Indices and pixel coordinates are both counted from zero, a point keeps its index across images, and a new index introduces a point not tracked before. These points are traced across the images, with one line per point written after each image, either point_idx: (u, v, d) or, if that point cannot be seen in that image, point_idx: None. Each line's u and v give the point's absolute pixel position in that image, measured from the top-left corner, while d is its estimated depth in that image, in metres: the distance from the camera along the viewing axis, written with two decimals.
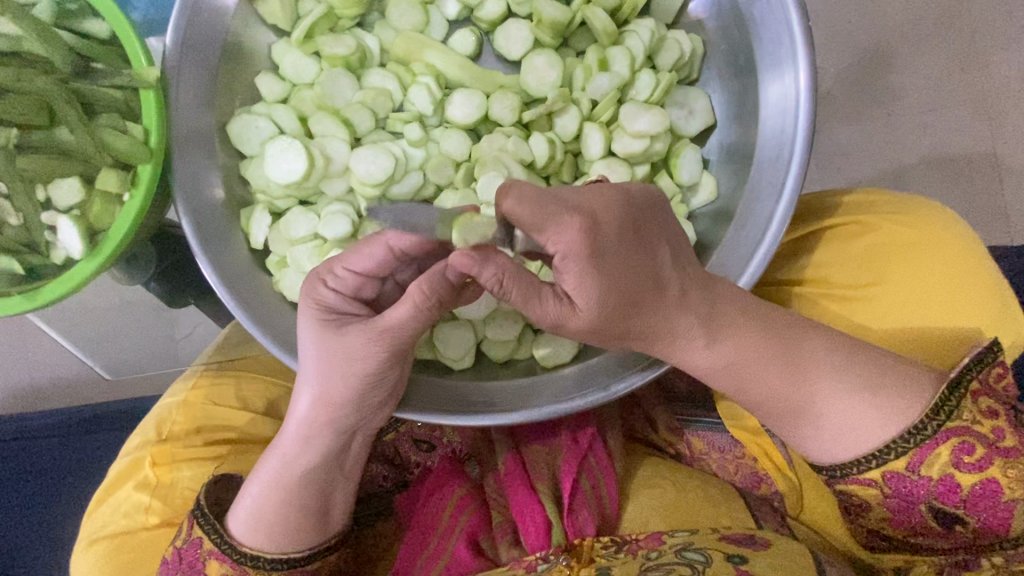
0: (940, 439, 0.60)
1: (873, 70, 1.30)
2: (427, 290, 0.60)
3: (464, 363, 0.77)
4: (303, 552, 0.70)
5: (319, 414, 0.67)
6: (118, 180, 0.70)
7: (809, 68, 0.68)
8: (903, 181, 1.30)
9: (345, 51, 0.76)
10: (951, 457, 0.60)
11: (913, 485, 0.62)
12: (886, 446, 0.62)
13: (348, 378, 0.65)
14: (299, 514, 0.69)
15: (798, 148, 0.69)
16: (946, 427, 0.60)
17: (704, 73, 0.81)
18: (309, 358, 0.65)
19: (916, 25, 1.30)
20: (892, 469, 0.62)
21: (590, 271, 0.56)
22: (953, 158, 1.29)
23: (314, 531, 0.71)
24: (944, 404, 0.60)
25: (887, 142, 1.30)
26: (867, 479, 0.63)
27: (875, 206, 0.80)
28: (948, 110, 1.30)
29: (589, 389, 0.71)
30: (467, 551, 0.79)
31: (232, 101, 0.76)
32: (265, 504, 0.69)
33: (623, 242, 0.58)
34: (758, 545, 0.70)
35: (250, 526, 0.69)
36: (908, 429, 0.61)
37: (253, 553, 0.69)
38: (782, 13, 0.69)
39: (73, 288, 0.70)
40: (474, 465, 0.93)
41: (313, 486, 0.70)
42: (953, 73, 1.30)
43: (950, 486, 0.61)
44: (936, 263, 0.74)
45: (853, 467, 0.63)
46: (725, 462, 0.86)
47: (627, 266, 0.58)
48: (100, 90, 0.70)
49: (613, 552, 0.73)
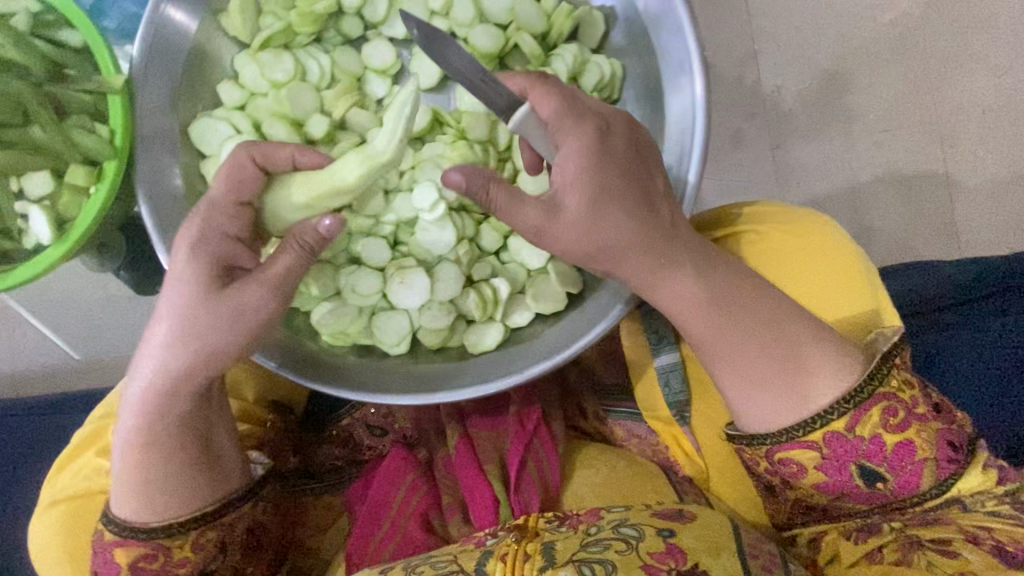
0: (874, 403, 0.72)
1: (832, 91, 1.40)
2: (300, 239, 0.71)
3: (400, 348, 0.84)
4: (210, 505, 0.75)
5: (158, 387, 0.70)
6: (87, 174, 0.78)
7: (704, 91, 0.77)
8: (857, 197, 1.39)
9: (283, 75, 0.84)
10: (880, 419, 0.72)
11: (848, 444, 0.73)
12: (831, 407, 0.72)
13: (185, 346, 0.69)
14: (182, 486, 0.73)
15: (693, 166, 0.78)
16: (879, 390, 0.72)
17: (624, 93, 0.88)
18: (166, 300, 0.69)
19: (874, 51, 1.40)
20: (833, 429, 0.73)
21: (589, 177, 0.69)
22: (903, 176, 1.39)
23: (204, 484, 0.74)
24: (878, 373, 0.73)
25: (843, 160, 1.40)
26: (809, 442, 0.74)
27: (767, 215, 0.87)
28: (899, 131, 1.40)
29: (503, 372, 0.80)
30: (419, 529, 0.92)
31: (194, 106, 0.84)
32: (141, 478, 0.72)
33: (620, 164, 0.71)
34: (685, 519, 0.81)
35: (135, 501, 0.72)
36: (850, 392, 0.72)
37: (158, 525, 0.72)
38: (681, 42, 0.77)
39: (40, 272, 0.77)
40: (422, 450, 1.04)
41: (189, 444, 0.73)
42: (907, 96, 1.40)
43: (877, 445, 0.73)
44: (816, 268, 0.83)
45: (798, 430, 0.73)
46: (645, 448, 0.97)
47: (625, 182, 0.71)
48: (69, 94, 0.78)
49: (556, 526, 0.82)
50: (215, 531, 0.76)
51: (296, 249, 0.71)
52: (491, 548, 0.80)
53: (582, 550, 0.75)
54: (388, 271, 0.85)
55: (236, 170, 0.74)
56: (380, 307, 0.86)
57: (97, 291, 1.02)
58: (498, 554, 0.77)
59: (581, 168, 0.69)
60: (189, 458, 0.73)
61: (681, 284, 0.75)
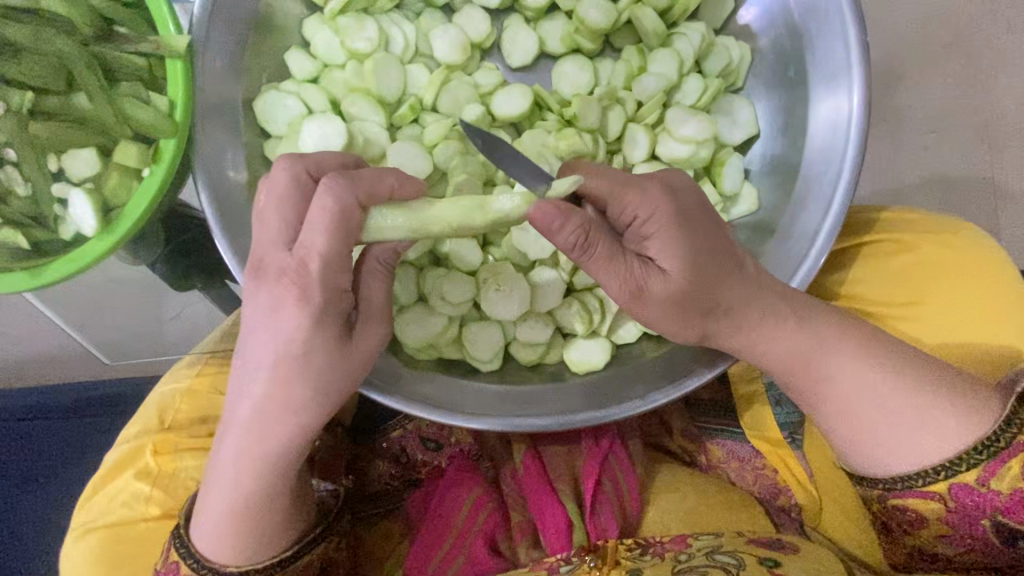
0: (1013, 452, 0.58)
1: (881, 90, 1.20)
2: (377, 259, 0.61)
3: (492, 364, 0.74)
4: (289, 548, 0.68)
5: (260, 432, 0.61)
6: (140, 154, 0.66)
7: (864, 86, 0.67)
8: (901, 202, 1.20)
9: (366, 45, 0.72)
10: (1022, 471, 0.57)
11: (982, 499, 0.59)
12: (959, 457, 0.59)
13: (302, 398, 0.59)
14: (266, 531, 0.66)
15: (848, 164, 0.67)
16: (1019, 439, 0.57)
17: (749, 81, 0.78)
18: (278, 338, 0.56)
19: (929, 42, 1.20)
20: (962, 481, 0.59)
21: (675, 236, 0.57)
22: (945, 180, 1.20)
23: (289, 526, 0.68)
24: (1019, 416, 0.58)
25: (890, 161, 1.20)
26: (930, 492, 0.61)
27: (905, 224, 0.81)
28: (949, 133, 1.20)
29: (622, 399, 0.69)
30: (484, 550, 0.77)
31: (258, 77, 0.72)
32: (228, 521, 0.65)
33: (698, 215, 0.59)
34: (785, 548, 0.70)
35: (216, 542, 0.65)
36: (983, 439, 0.58)
37: (240, 569, 0.66)
38: (840, 27, 0.67)
39: (79, 268, 0.66)
40: (486, 462, 0.90)
41: (279, 493, 0.65)
42: (955, 97, 1.20)
43: (1020, 501, 0.58)
44: (970, 282, 0.75)
45: (918, 479, 0.61)
46: (745, 473, 0.85)
47: (707, 235, 0.58)
48: (121, 55, 0.66)
49: (639, 555, 0.72)
50: None
51: (382, 276, 0.62)
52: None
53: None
54: (482, 276, 0.74)
55: (338, 219, 0.52)
56: (470, 318, 0.76)
57: (97, 275, 0.90)
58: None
59: (670, 232, 0.56)
60: (283, 501, 0.66)
61: (794, 333, 0.63)
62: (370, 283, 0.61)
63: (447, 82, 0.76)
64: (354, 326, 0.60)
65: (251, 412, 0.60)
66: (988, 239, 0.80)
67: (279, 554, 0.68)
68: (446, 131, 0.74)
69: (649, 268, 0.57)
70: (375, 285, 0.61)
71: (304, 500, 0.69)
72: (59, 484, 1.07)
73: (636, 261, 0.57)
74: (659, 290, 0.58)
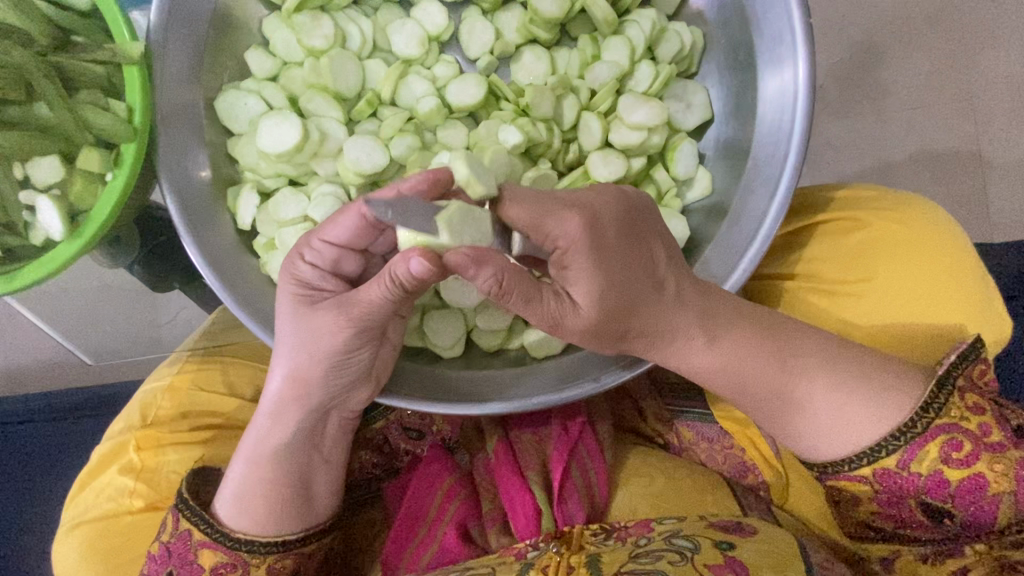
0: (930, 436, 0.60)
1: (861, 67, 1.20)
2: (390, 273, 0.55)
3: (455, 351, 0.76)
4: (297, 533, 0.71)
5: (290, 397, 0.67)
6: (101, 159, 0.68)
7: (809, 64, 0.67)
8: (886, 178, 1.20)
9: (323, 42, 0.74)
10: (940, 454, 0.60)
11: (904, 481, 0.62)
12: (878, 444, 0.61)
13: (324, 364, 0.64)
14: (283, 496, 0.69)
15: (794, 144, 0.68)
16: (936, 423, 0.60)
17: (703, 66, 0.81)
18: (299, 308, 0.63)
19: (908, 18, 1.20)
20: (884, 466, 0.62)
21: (596, 256, 0.56)
22: (929, 156, 1.20)
23: (297, 506, 0.70)
24: (933, 402, 0.61)
25: (870, 139, 1.20)
26: (858, 476, 0.63)
27: (861, 202, 0.82)
28: (933, 108, 1.20)
29: (580, 379, 0.70)
30: (455, 538, 0.76)
31: (219, 77, 0.74)
32: (250, 483, 0.69)
33: (621, 230, 0.58)
34: (745, 531, 0.67)
35: (234, 506, 0.69)
36: (900, 427, 0.61)
37: (246, 538, 0.68)
38: (783, 7, 0.68)
39: (54, 271, 0.69)
40: (463, 454, 0.88)
41: (294, 461, 0.70)
42: (940, 71, 1.20)
43: (938, 482, 0.61)
44: (922, 257, 0.76)
45: (844, 464, 0.63)
46: (713, 453, 0.85)
47: (630, 251, 0.58)
48: (80, 65, 0.68)
49: (603, 539, 0.70)
50: (290, 559, 0.71)
51: (384, 287, 0.57)
52: (531, 562, 0.67)
53: (630, 562, 0.64)
54: None
55: (360, 221, 0.60)
56: (431, 307, 0.78)
57: (93, 280, 0.86)
58: (538, 568, 0.66)
59: (589, 246, 0.56)
60: (298, 468, 0.70)
61: (725, 329, 0.63)
62: (374, 287, 0.58)
63: (405, 76, 0.78)
64: (352, 319, 0.61)
65: (278, 381, 0.67)
66: (944, 214, 0.81)
67: (283, 536, 0.70)
68: (403, 124, 0.76)
69: (563, 299, 0.57)
70: (376, 290, 0.58)
71: (316, 489, 0.72)
72: (52, 482, 1.10)
73: (552, 295, 0.57)
74: (571, 321, 0.58)
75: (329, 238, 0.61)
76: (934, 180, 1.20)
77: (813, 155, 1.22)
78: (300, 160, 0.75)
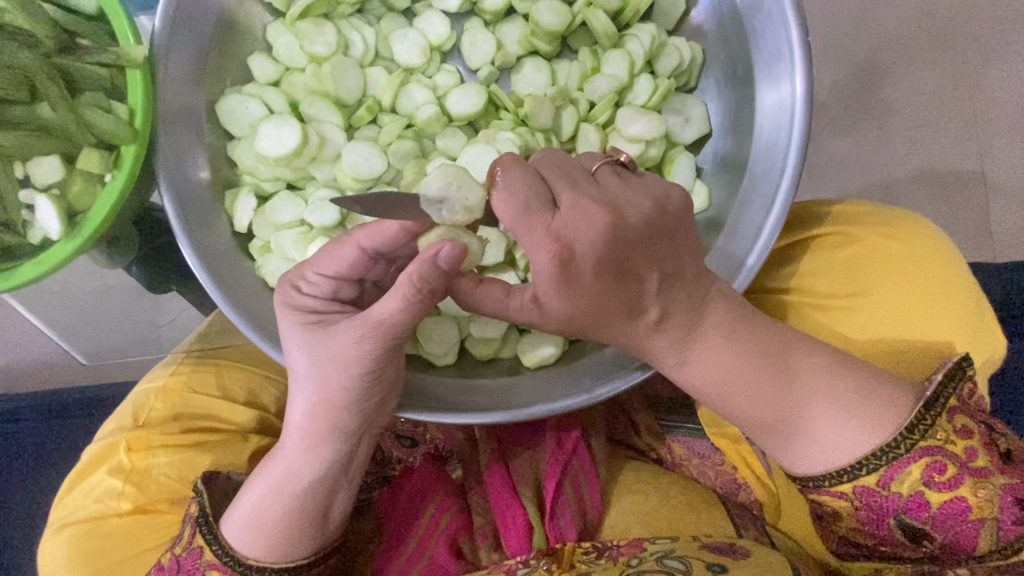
0: (913, 458, 0.60)
1: (863, 85, 1.21)
2: (416, 279, 0.56)
3: (447, 359, 0.76)
4: (308, 557, 0.70)
5: (308, 428, 0.66)
6: (101, 160, 0.69)
7: (806, 81, 0.68)
8: (887, 195, 1.20)
9: (326, 49, 0.74)
10: (922, 476, 0.60)
11: (884, 500, 0.61)
12: (859, 463, 0.60)
13: (341, 394, 0.63)
14: (298, 526, 0.68)
15: (791, 160, 0.68)
16: (920, 445, 0.60)
17: (702, 80, 0.81)
18: (314, 338, 0.61)
19: (910, 37, 1.21)
20: (863, 484, 0.61)
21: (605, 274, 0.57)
22: (929, 175, 1.20)
23: (311, 534, 0.70)
24: (919, 424, 0.60)
25: (870, 156, 1.21)
26: (838, 492, 0.62)
27: (855, 216, 0.82)
28: (933, 126, 1.20)
29: (580, 391, 0.70)
30: (446, 554, 0.76)
31: (221, 82, 0.75)
32: (264, 512, 0.68)
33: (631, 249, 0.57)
34: (738, 554, 0.67)
35: (247, 535, 0.68)
36: (882, 447, 0.60)
37: (258, 564, 0.68)
38: (782, 25, 0.68)
39: (49, 269, 0.69)
40: (456, 463, 0.88)
41: (311, 493, 0.68)
42: (941, 91, 1.21)
43: (920, 502, 0.61)
44: (917, 272, 0.76)
45: (824, 480, 0.62)
46: (706, 469, 0.85)
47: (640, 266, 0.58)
48: (85, 67, 0.69)
49: (595, 558, 0.69)
50: None
51: (405, 295, 0.57)
52: None
53: None
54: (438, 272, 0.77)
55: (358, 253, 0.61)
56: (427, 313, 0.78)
57: (92, 281, 0.85)
58: None
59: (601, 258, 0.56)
60: (315, 501, 0.69)
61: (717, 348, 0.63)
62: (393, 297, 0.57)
63: (406, 84, 0.79)
64: (368, 345, 0.59)
65: (296, 411, 0.65)
66: (938, 230, 0.81)
67: (295, 561, 0.70)
68: (400, 132, 0.77)
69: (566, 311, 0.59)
70: (394, 301, 0.57)
71: (330, 517, 0.71)
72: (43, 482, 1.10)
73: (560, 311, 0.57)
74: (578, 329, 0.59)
75: (329, 269, 0.62)
76: (935, 199, 1.20)
77: (814, 171, 1.22)
78: (299, 164, 0.75)
